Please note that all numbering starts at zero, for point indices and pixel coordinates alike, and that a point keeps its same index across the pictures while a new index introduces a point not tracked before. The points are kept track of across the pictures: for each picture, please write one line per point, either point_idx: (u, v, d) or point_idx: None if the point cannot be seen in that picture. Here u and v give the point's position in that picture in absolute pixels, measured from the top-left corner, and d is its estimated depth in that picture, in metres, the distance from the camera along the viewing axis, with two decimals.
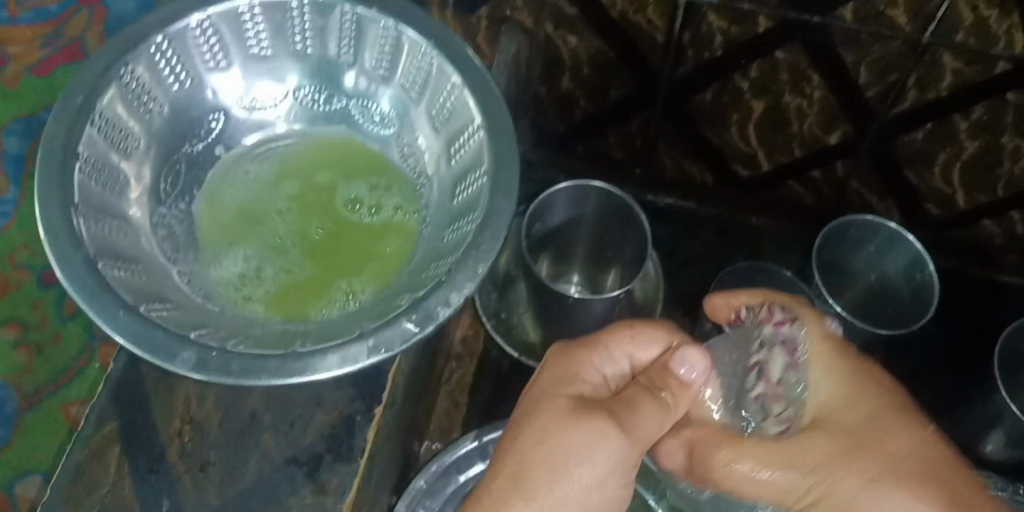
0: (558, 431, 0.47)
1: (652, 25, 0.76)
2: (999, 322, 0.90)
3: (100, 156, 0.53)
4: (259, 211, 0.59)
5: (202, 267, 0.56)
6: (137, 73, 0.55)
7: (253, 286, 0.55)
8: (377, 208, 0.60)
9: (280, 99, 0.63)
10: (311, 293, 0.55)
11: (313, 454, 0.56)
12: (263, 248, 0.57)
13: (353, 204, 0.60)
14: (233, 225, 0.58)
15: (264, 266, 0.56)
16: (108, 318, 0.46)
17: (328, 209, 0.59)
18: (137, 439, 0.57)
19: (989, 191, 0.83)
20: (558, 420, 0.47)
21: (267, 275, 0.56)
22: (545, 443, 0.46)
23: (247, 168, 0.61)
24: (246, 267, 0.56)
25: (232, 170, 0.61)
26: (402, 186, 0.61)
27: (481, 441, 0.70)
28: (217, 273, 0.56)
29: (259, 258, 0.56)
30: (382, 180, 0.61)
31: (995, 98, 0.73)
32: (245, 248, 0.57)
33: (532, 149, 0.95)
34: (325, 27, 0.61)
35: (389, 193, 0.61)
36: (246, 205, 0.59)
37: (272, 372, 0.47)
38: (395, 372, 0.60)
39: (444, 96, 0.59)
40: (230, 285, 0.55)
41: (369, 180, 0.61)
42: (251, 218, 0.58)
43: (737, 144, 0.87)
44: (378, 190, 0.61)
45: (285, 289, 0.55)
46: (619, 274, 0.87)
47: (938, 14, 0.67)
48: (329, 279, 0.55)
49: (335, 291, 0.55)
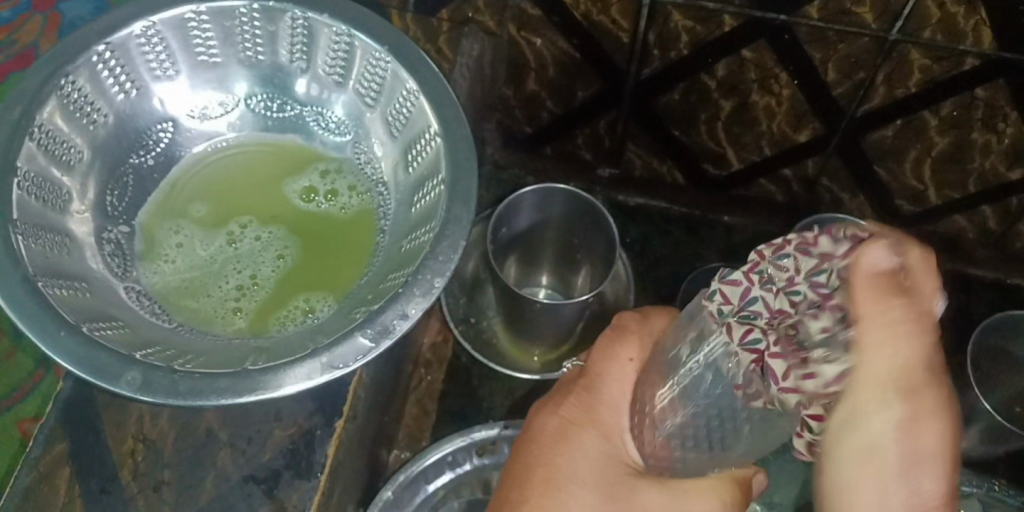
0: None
1: (616, 25, 0.75)
2: (974, 317, 0.90)
3: (41, 171, 0.52)
4: (227, 230, 0.58)
5: (190, 293, 0.54)
6: (79, 84, 0.54)
7: (254, 296, 0.54)
8: (333, 193, 0.60)
9: (229, 107, 0.62)
10: (296, 291, 0.55)
11: (271, 471, 0.55)
12: (252, 260, 0.56)
13: (307, 193, 0.60)
14: (214, 252, 0.57)
15: (261, 272, 0.55)
16: (48, 340, 0.44)
17: (288, 205, 0.59)
18: (88, 459, 0.55)
19: (960, 187, 0.82)
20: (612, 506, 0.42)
21: (268, 276, 0.55)
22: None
23: (192, 194, 0.59)
24: (243, 278, 0.55)
25: (179, 208, 0.59)
26: (351, 166, 0.61)
27: (469, 441, 0.69)
28: (210, 294, 0.54)
29: (252, 267, 0.56)
30: (330, 165, 0.61)
31: (963, 94, 0.72)
32: (235, 265, 0.56)
33: (500, 150, 0.95)
34: (275, 33, 0.59)
35: (340, 174, 0.61)
36: (209, 225, 0.58)
37: (222, 392, 0.45)
38: (356, 386, 0.59)
39: (400, 102, 0.58)
40: (230, 300, 0.54)
41: (315, 165, 0.61)
42: (221, 236, 0.57)
43: (706, 143, 0.86)
44: (329, 174, 0.61)
45: (279, 295, 0.54)
46: (590, 274, 0.86)
47: (905, 12, 0.66)
48: (319, 281, 0.55)
49: (297, 301, 0.54)
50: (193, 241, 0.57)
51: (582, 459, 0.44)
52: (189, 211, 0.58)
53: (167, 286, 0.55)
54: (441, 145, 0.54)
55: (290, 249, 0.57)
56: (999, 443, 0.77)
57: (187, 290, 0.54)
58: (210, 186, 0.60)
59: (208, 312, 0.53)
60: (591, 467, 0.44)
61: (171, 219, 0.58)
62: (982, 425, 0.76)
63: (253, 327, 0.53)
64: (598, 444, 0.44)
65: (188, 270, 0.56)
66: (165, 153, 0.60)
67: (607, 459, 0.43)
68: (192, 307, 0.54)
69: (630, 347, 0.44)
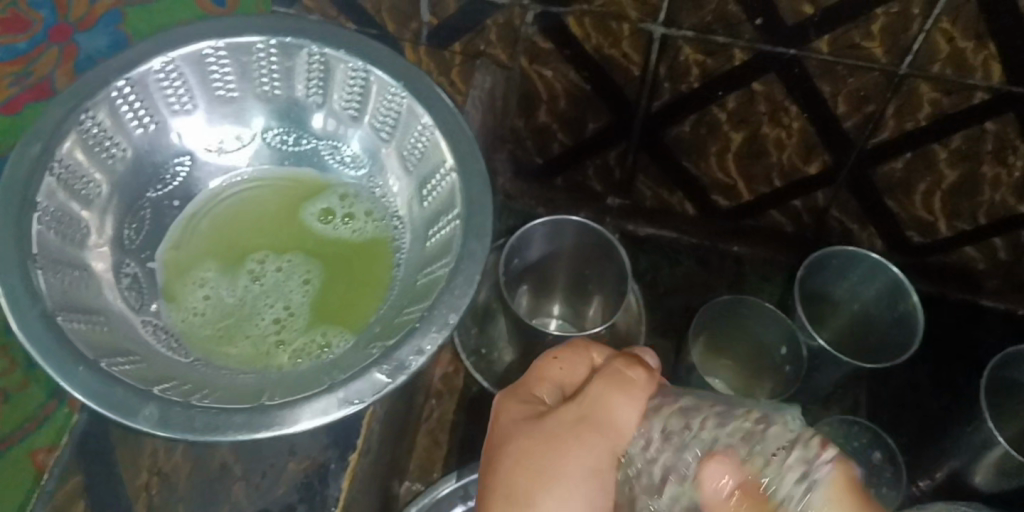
0: (554, 447, 0.43)
1: (627, 58, 0.75)
2: (986, 349, 0.90)
3: (60, 206, 0.52)
4: (246, 269, 0.58)
5: (224, 333, 0.55)
6: (98, 119, 0.55)
7: (293, 327, 0.55)
8: (350, 217, 0.61)
9: (246, 141, 0.62)
10: (325, 318, 0.55)
11: (285, 505, 0.55)
12: (279, 293, 0.57)
13: (325, 215, 0.61)
14: (242, 293, 0.57)
15: (293, 302, 0.56)
16: (67, 375, 0.45)
17: (306, 232, 0.60)
18: (101, 493, 0.55)
19: (970, 218, 0.83)
20: (550, 441, 0.43)
21: (300, 304, 0.56)
22: (548, 480, 0.42)
23: (207, 236, 0.59)
24: (277, 312, 0.56)
25: (195, 257, 0.58)
26: (368, 193, 0.62)
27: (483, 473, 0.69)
28: (249, 334, 0.55)
29: (283, 299, 0.56)
30: (349, 189, 0.62)
31: (972, 128, 0.73)
32: (268, 299, 0.56)
33: (510, 181, 0.95)
34: (291, 68, 0.60)
35: (358, 199, 0.62)
36: (229, 264, 0.58)
37: (238, 428, 0.44)
38: (369, 421, 0.59)
39: (416, 136, 0.59)
40: (269, 335, 0.55)
41: (331, 190, 0.62)
42: (247, 273, 0.58)
43: (716, 174, 0.87)
44: (346, 198, 0.61)
45: (308, 325, 0.55)
46: (602, 304, 0.85)
47: (914, 47, 0.67)
48: (347, 307, 0.56)
49: (323, 332, 0.54)
50: (220, 288, 0.57)
51: (511, 419, 0.46)
52: (209, 260, 0.58)
53: (203, 333, 0.55)
54: (456, 181, 0.55)
55: (314, 272, 0.58)
56: (1013, 477, 0.76)
57: (224, 334, 0.55)
58: (225, 230, 0.60)
59: (249, 350, 0.54)
60: (521, 419, 0.46)
61: (189, 272, 0.58)
62: (995, 459, 0.75)
63: (284, 359, 0.53)
64: (513, 412, 0.46)
65: (221, 318, 0.56)
66: (182, 187, 0.61)
67: (524, 416, 0.46)
68: (233, 350, 0.54)
69: (573, 354, 0.49)
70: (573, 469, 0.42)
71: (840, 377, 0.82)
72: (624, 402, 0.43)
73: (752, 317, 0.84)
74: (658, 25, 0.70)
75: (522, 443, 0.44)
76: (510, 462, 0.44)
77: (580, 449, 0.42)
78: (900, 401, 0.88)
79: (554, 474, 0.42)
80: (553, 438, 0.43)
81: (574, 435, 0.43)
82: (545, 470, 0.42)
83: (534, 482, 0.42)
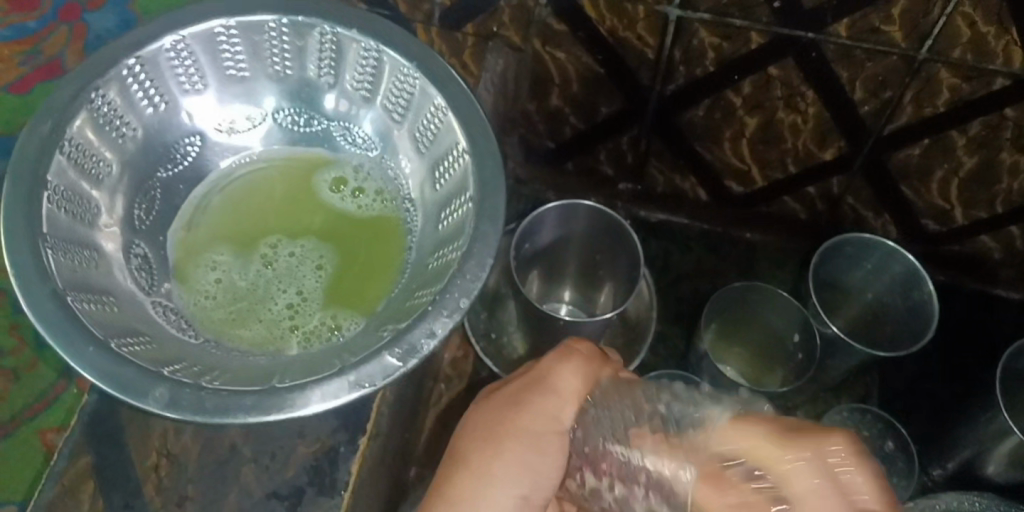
0: (502, 415, 0.47)
1: (642, 41, 0.74)
2: (999, 338, 0.89)
3: (71, 186, 0.52)
4: (259, 253, 0.57)
5: (237, 319, 0.54)
6: (109, 98, 0.54)
7: (307, 312, 0.54)
8: (360, 191, 0.60)
9: (257, 121, 0.62)
10: (341, 302, 0.55)
11: (295, 488, 0.54)
12: (291, 277, 0.56)
13: (336, 185, 0.60)
14: (254, 277, 0.56)
15: (307, 286, 0.56)
16: (76, 355, 0.44)
17: (320, 208, 0.59)
18: (111, 473, 0.55)
19: (986, 206, 0.82)
20: (505, 409, 0.47)
21: (313, 288, 0.55)
22: (496, 438, 0.46)
23: (219, 220, 0.59)
24: (291, 297, 0.55)
25: (207, 246, 0.57)
26: (380, 171, 0.61)
27: None
28: (262, 318, 0.54)
29: (296, 284, 0.56)
30: (359, 166, 0.61)
31: (992, 114, 0.72)
32: (282, 285, 0.56)
33: (522, 166, 0.95)
34: (303, 48, 0.59)
35: (369, 174, 0.61)
36: (241, 250, 0.57)
37: (248, 410, 0.44)
38: (379, 403, 0.59)
39: (428, 118, 0.58)
40: (283, 320, 0.54)
41: (340, 165, 0.61)
42: (260, 257, 0.57)
43: (729, 159, 0.86)
44: (357, 173, 0.61)
45: (319, 309, 0.54)
46: (614, 290, 0.85)
47: (935, 32, 0.65)
48: (359, 290, 0.55)
49: (336, 316, 0.54)
50: (232, 272, 0.56)
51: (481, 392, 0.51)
52: (221, 246, 0.57)
53: (215, 318, 0.54)
54: (469, 162, 0.54)
55: (326, 256, 0.57)
56: None
57: (236, 318, 0.54)
58: (238, 213, 0.59)
59: (262, 333, 0.53)
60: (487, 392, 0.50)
61: (201, 259, 0.57)
62: (1008, 449, 0.75)
63: (298, 344, 0.53)
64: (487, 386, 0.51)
65: (233, 302, 0.55)
66: (192, 167, 0.60)
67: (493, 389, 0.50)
68: (246, 333, 0.53)
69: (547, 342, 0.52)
70: (517, 434, 0.46)
71: (854, 365, 0.81)
72: (570, 369, 0.47)
73: (763, 306, 0.84)
74: (674, 7, 0.69)
75: (485, 407, 0.48)
76: (465, 431, 0.47)
77: (525, 414, 0.46)
78: (911, 390, 0.87)
79: (498, 438, 0.46)
80: (502, 409, 0.47)
81: (523, 402, 0.47)
82: (500, 427, 0.46)
83: (487, 441, 0.46)
